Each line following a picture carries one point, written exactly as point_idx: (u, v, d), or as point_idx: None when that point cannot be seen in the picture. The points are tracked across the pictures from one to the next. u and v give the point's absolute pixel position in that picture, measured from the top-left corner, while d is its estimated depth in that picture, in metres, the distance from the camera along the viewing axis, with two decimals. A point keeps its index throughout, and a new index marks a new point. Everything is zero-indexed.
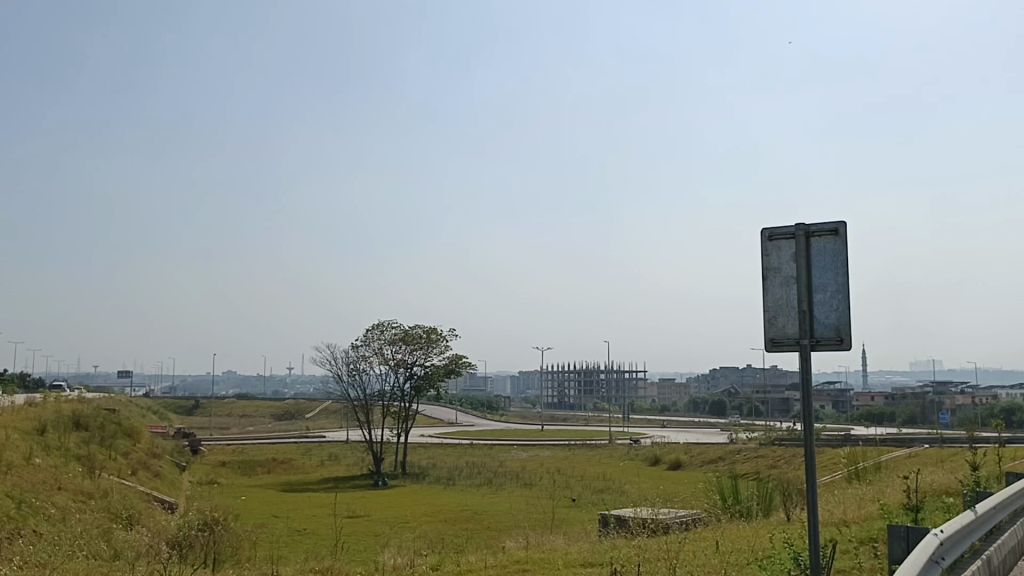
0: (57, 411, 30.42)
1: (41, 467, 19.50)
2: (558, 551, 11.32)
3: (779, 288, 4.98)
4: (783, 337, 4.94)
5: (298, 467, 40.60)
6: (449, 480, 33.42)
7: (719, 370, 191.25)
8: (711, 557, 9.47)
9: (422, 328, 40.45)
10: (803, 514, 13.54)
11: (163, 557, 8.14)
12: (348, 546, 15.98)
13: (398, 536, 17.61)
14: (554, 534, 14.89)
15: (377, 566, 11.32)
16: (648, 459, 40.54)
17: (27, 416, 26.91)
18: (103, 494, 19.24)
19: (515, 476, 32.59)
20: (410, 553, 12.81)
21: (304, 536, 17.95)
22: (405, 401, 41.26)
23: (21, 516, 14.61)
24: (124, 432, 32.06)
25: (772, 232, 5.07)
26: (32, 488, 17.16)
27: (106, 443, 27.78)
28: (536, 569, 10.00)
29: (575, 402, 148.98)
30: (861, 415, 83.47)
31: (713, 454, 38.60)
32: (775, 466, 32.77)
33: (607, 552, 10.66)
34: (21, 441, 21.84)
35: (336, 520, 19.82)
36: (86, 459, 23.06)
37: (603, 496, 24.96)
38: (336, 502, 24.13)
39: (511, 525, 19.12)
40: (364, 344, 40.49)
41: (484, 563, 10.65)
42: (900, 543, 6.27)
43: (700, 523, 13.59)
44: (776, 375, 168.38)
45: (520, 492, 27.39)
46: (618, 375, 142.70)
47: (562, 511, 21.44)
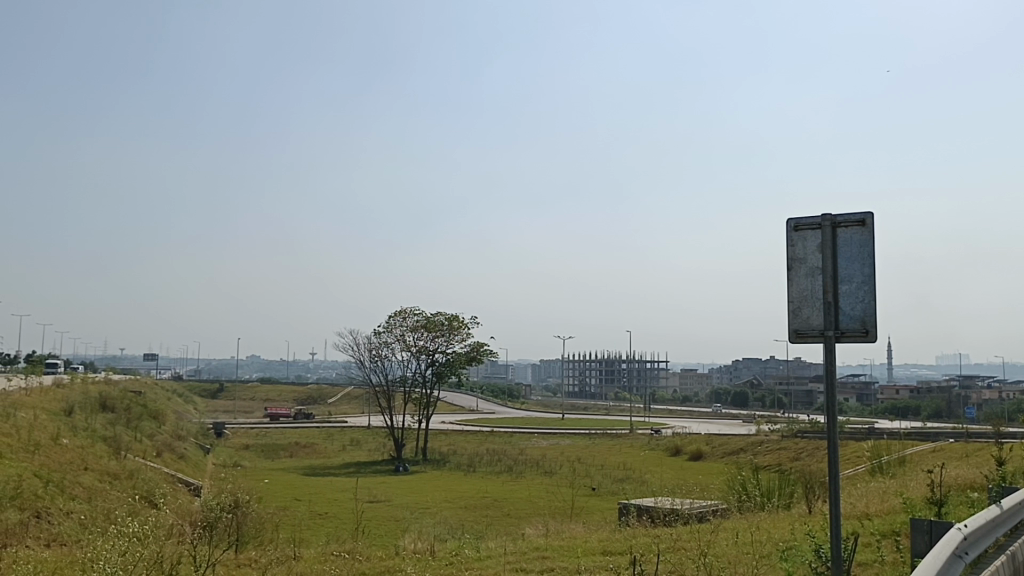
0: (84, 393, 30.88)
1: (69, 447, 19.80)
2: (579, 539, 11.34)
3: (804, 279, 4.95)
4: (807, 328, 4.91)
5: (320, 452, 40.96)
6: (470, 467, 33.55)
7: (742, 361, 190.21)
8: (732, 547, 9.48)
9: (444, 315, 40.52)
10: (826, 507, 13.48)
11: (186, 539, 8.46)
12: (368, 531, 16.03)
13: (418, 521, 17.65)
14: (575, 523, 14.89)
15: (396, 550, 11.44)
16: (669, 450, 40.37)
17: (54, 398, 27.33)
18: (128, 475, 19.45)
19: (536, 465, 32.57)
20: (431, 539, 12.94)
21: (326, 520, 18.12)
22: (427, 387, 41.37)
23: (48, 496, 14.81)
24: (150, 414, 32.48)
25: (799, 222, 5.03)
26: (60, 468, 17.44)
27: (132, 425, 28.12)
28: (556, 556, 10.06)
29: (596, 391, 148.85)
30: (886, 409, 82.40)
31: (735, 445, 38.37)
32: (798, 459, 32.45)
33: (627, 541, 10.68)
34: (49, 421, 22.16)
35: (357, 505, 19.97)
36: (113, 441, 23.35)
37: (622, 485, 24.92)
38: (358, 488, 24.27)
39: (532, 513, 19.16)
40: (387, 330, 40.70)
41: (503, 550, 10.71)
42: (923, 536, 6.24)
43: (723, 513, 13.53)
44: (800, 367, 167.02)
45: (540, 481, 27.40)
46: (639, 365, 142.66)
47: (582, 500, 21.37)
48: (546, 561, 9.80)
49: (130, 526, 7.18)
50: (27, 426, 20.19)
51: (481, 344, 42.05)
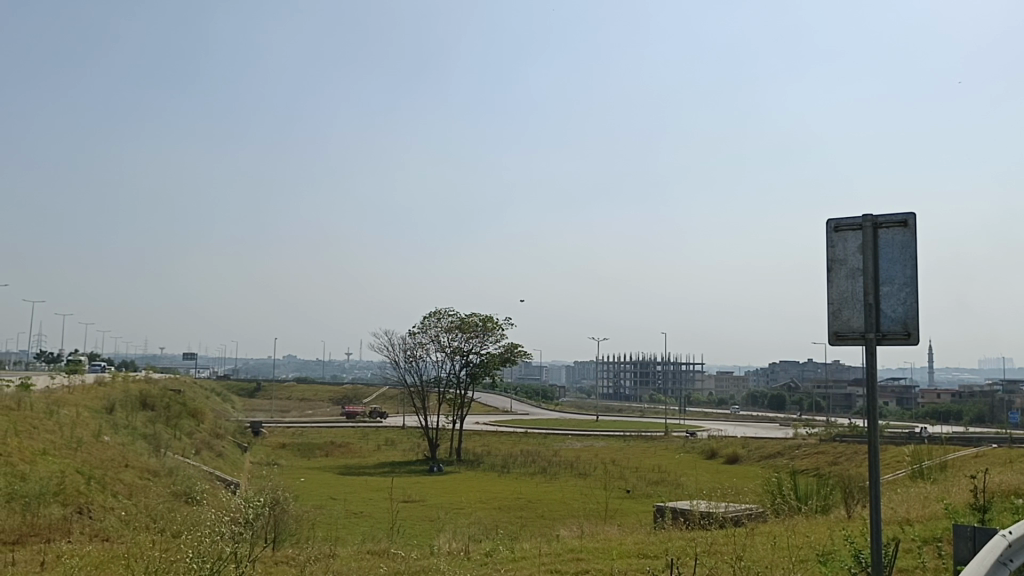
0: (126, 391, 31.42)
1: (110, 444, 20.12)
2: (613, 542, 11.28)
3: (844, 280, 4.86)
4: (847, 330, 4.84)
5: (355, 451, 41.24)
6: (504, 467, 33.60)
7: (779, 364, 188.36)
8: (769, 551, 9.38)
9: (479, 316, 40.54)
10: (866, 512, 13.27)
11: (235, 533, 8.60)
12: (403, 530, 16.08)
13: (452, 521, 17.69)
14: (610, 524, 14.89)
15: (432, 550, 11.45)
16: (704, 453, 40.07)
17: (97, 395, 27.86)
18: (168, 472, 19.71)
19: (569, 466, 32.51)
20: (466, 539, 12.97)
21: (361, 519, 18.25)
22: (461, 387, 41.46)
23: (90, 492, 15.04)
24: (189, 412, 32.94)
25: (838, 222, 4.96)
26: (101, 465, 17.74)
27: (171, 423, 28.54)
28: (591, 558, 10.03)
29: (630, 392, 148.27)
30: (927, 414, 81.03)
31: (772, 449, 37.97)
32: (836, 463, 32.05)
33: (662, 543, 10.65)
34: (91, 419, 22.56)
35: (392, 505, 20.02)
36: (153, 438, 23.70)
37: (657, 488, 24.79)
38: (393, 487, 24.38)
39: (566, 515, 19.14)
40: (421, 331, 40.89)
41: (538, 551, 10.69)
42: (966, 543, 6.10)
43: (760, 517, 13.40)
44: (838, 370, 165.09)
45: (575, 482, 27.38)
46: (674, 367, 142.00)
47: (617, 502, 21.28)
48: (581, 562, 9.76)
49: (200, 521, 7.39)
50: (69, 423, 20.56)
51: (515, 345, 42.03)
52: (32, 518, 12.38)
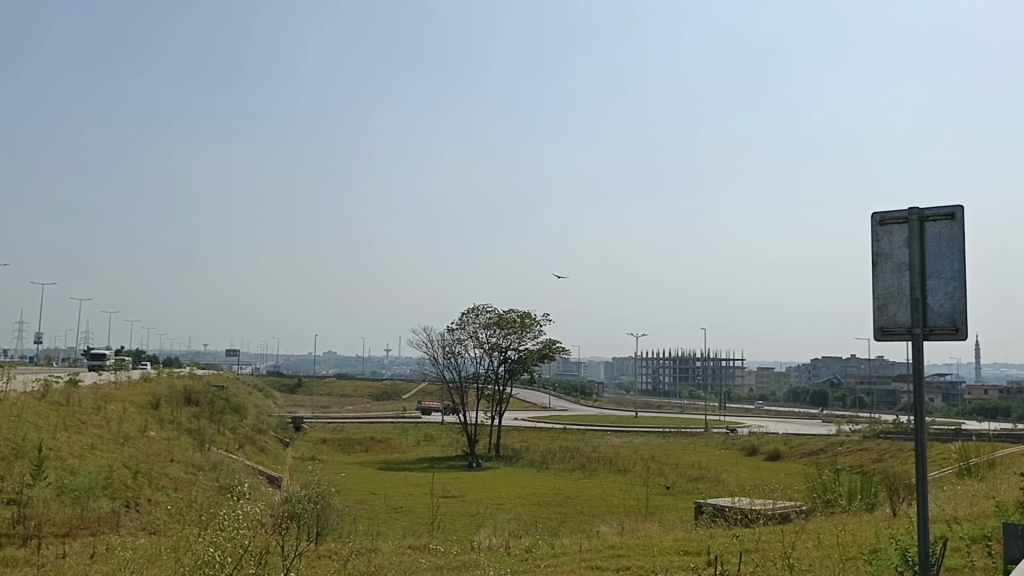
0: (171, 387, 31.98)
1: (156, 439, 20.48)
2: (652, 539, 11.21)
3: (890, 274, 4.78)
4: (893, 325, 4.75)
5: (395, 447, 41.56)
6: (542, 464, 33.61)
7: (822, 361, 186.11)
8: (814, 550, 9.24)
9: (516, 312, 40.51)
10: (912, 510, 13.05)
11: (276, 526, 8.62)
12: (443, 525, 16.15)
13: (492, 517, 17.74)
14: (650, 521, 14.85)
15: (473, 545, 11.52)
16: (745, 449, 39.69)
17: (143, 391, 28.37)
18: (212, 467, 19.99)
19: (608, 462, 32.43)
20: (506, 534, 13.00)
21: (401, 514, 18.38)
22: (500, 383, 41.55)
23: (136, 486, 15.32)
24: (232, 408, 33.48)
25: (884, 216, 4.87)
26: (148, 459, 18.06)
27: (215, 418, 28.99)
28: (632, 554, 9.99)
29: (669, 388, 147.54)
30: (974, 410, 79.56)
31: (815, 445, 37.51)
32: (880, 460, 31.58)
33: (703, 540, 10.61)
34: (137, 415, 22.97)
35: (432, 500, 20.14)
36: (197, 433, 24.09)
37: (697, 484, 24.66)
38: (433, 483, 24.52)
39: (606, 511, 19.10)
40: (460, 327, 41.01)
41: (578, 547, 10.69)
42: (1016, 542, 5.96)
43: (803, 515, 13.22)
44: (882, 366, 162.65)
45: (614, 478, 27.31)
46: (713, 363, 140.98)
47: (657, 499, 21.20)
48: (622, 559, 9.72)
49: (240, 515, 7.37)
50: (117, 418, 20.98)
51: (553, 340, 41.97)
52: (82, 511, 12.63)
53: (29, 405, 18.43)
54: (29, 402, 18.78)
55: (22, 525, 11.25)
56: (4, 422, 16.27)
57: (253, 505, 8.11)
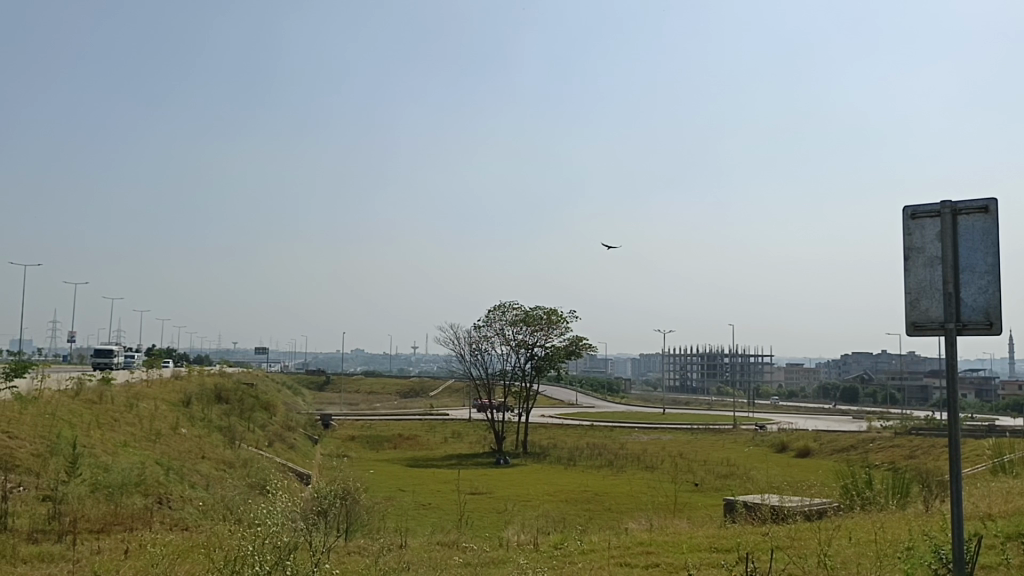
0: (201, 385, 32.35)
1: (187, 436, 20.74)
2: (682, 536, 11.16)
3: (922, 269, 4.71)
4: (926, 320, 4.69)
5: (423, 444, 41.70)
6: (570, 460, 33.60)
7: (852, 357, 184.32)
8: (848, 547, 9.16)
9: (543, 309, 40.47)
10: (946, 508, 12.89)
11: (308, 520, 8.68)
12: (472, 522, 16.22)
13: (520, 514, 17.75)
14: (679, 518, 14.81)
15: (501, 541, 11.54)
16: (775, 446, 39.39)
17: (175, 389, 28.73)
18: (242, 463, 20.20)
19: (636, 459, 32.35)
20: (534, 531, 13.03)
21: (429, 510, 18.46)
22: (526, 380, 41.56)
23: (168, 483, 15.51)
24: (262, 405, 33.79)
25: (916, 209, 4.80)
26: (180, 456, 18.29)
27: (245, 415, 29.30)
28: (661, 552, 9.96)
29: (697, 384, 146.90)
30: (1009, 406, 78.41)
31: (846, 442, 37.18)
32: (912, 456, 31.21)
33: (733, 538, 10.55)
34: (169, 412, 23.27)
35: (460, 496, 20.19)
36: (228, 430, 24.35)
37: (726, 481, 24.55)
38: (460, 480, 24.59)
39: (634, 508, 19.07)
40: (486, 324, 41.04)
41: (607, 543, 10.68)
42: None
43: (836, 512, 13.11)
44: (914, 362, 160.63)
45: (642, 475, 27.24)
46: (742, 360, 140.04)
47: (686, 496, 21.13)
48: (652, 555, 9.71)
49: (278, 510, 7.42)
50: (148, 415, 21.25)
51: (579, 337, 41.90)
52: (116, 507, 12.82)
53: (63, 403, 18.72)
54: (63, 401, 19.07)
55: (57, 521, 11.42)
56: (39, 420, 16.52)
57: (285, 502, 8.17)
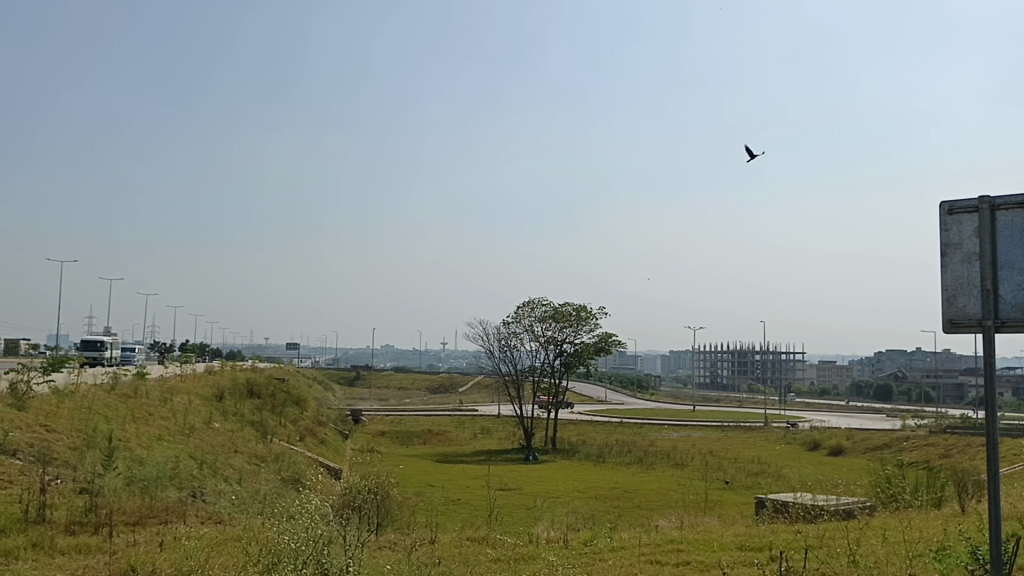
0: (234, 380, 32.73)
1: (220, 430, 20.97)
2: (713, 534, 11.05)
3: (959, 265, 4.64)
4: (963, 317, 4.62)
5: (452, 439, 41.87)
6: (599, 457, 33.51)
7: (886, 354, 182.25)
8: (881, 546, 9.06)
9: (572, 305, 40.33)
10: (982, 507, 12.69)
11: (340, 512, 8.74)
12: (501, 518, 16.25)
13: (549, 510, 17.77)
14: (710, 516, 14.72)
15: (531, 537, 11.55)
16: (806, 444, 38.97)
17: (208, 383, 29.11)
18: (274, 458, 20.37)
19: (666, 457, 32.17)
20: (564, 527, 13.04)
21: (458, 506, 18.50)
22: (555, 377, 41.48)
23: (201, 476, 15.71)
24: (293, 400, 34.20)
25: (953, 205, 4.72)
26: (213, 450, 18.51)
27: (277, 410, 29.57)
28: (691, 550, 9.89)
29: (728, 381, 146.06)
30: None
31: (879, 441, 36.75)
32: (948, 455, 30.73)
33: (765, 537, 10.43)
34: (203, 406, 23.54)
35: (490, 492, 20.21)
36: (260, 425, 24.63)
37: (757, 479, 24.35)
38: (490, 475, 24.61)
39: (664, 505, 18.97)
40: (515, 321, 41.09)
41: (637, 541, 10.61)
42: None
43: (869, 511, 12.93)
44: (949, 360, 158.32)
45: (672, 473, 27.08)
46: (774, 357, 138.96)
47: (716, 494, 20.99)
48: (682, 554, 9.64)
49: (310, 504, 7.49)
50: (182, 410, 21.53)
51: (609, 334, 41.71)
52: (151, 500, 12.97)
53: (99, 397, 19.01)
54: (99, 394, 19.38)
55: (94, 513, 11.60)
56: (76, 413, 16.82)
57: (317, 495, 8.23)
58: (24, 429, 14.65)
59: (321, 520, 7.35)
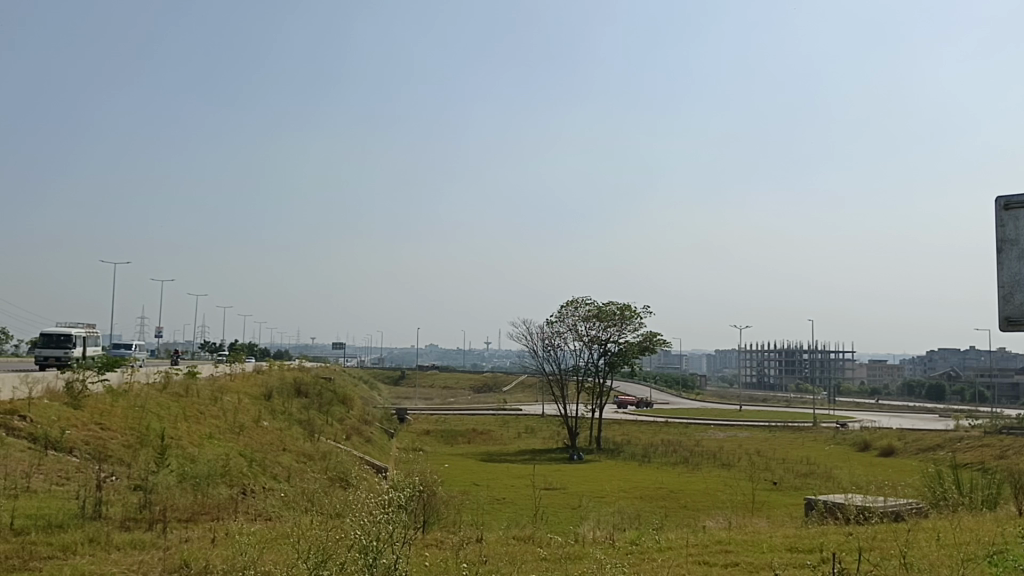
0: (282, 379, 33.17)
1: (268, 429, 21.29)
2: (761, 535, 10.96)
3: (1017, 263, 4.53)
4: (1021, 315, 4.51)
5: (497, 438, 41.96)
6: (644, 457, 33.34)
7: (939, 353, 178.58)
8: (936, 548, 8.91)
9: (616, 304, 40.10)
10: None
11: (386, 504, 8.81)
12: (547, 517, 16.22)
13: (595, 510, 17.73)
14: (759, 517, 14.60)
15: (577, 536, 11.57)
16: (856, 445, 38.35)
17: (256, 382, 29.53)
18: (322, 456, 20.61)
19: (712, 457, 31.88)
20: (610, 527, 13.03)
21: (504, 505, 18.54)
22: (599, 376, 41.31)
23: (251, 474, 15.94)
24: (340, 399, 34.55)
25: (1010, 200, 4.60)
26: (262, 448, 18.83)
27: (324, 409, 29.89)
28: (739, 550, 9.81)
29: (775, 381, 144.23)
30: None
31: (932, 441, 36.07)
32: (1003, 456, 30.05)
33: (816, 538, 10.31)
34: (252, 405, 23.89)
35: (535, 492, 20.20)
36: (307, 423, 24.93)
37: (806, 480, 24.06)
38: (535, 475, 24.62)
39: (711, 505, 18.82)
40: (559, 320, 41.10)
41: (685, 541, 10.54)
42: None
43: (925, 513, 12.73)
44: (1005, 359, 154.60)
45: (719, 473, 26.86)
46: (823, 356, 136.93)
47: (763, 494, 20.75)
48: (730, 554, 9.56)
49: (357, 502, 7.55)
50: (232, 408, 21.89)
51: (654, 333, 41.41)
52: (203, 498, 13.19)
53: (152, 396, 19.40)
54: (151, 393, 19.78)
55: (148, 509, 11.84)
56: (130, 412, 17.19)
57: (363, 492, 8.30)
58: (80, 428, 15.00)
59: (366, 517, 7.40)
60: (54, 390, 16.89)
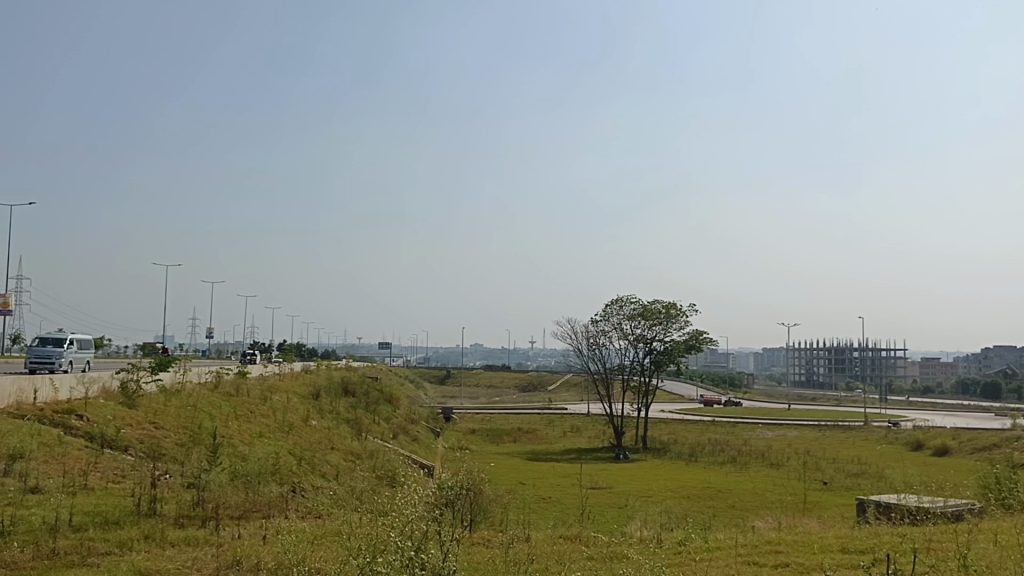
0: (329, 378, 33.50)
1: (316, 428, 21.53)
2: (813, 535, 10.84)
3: None
4: None
5: (543, 437, 41.91)
6: (691, 456, 33.04)
7: (995, 351, 174.37)
8: (995, 550, 8.72)
9: (661, 303, 39.80)
10: None
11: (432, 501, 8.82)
12: (594, 517, 16.20)
13: (642, 509, 17.57)
14: (809, 517, 14.41)
15: (624, 535, 11.52)
16: (909, 444, 37.59)
17: (304, 382, 29.87)
18: (369, 454, 20.77)
19: (761, 456, 31.51)
20: (656, 527, 12.93)
21: (550, 504, 18.53)
22: (645, 374, 41.03)
23: (301, 472, 16.16)
24: (386, 398, 34.78)
25: None
26: (311, 446, 19.07)
27: (371, 408, 30.11)
28: (791, 551, 9.70)
29: (824, 380, 141.94)
30: None
31: (987, 441, 35.21)
32: None
33: (870, 539, 10.15)
34: (300, 405, 24.17)
35: (582, 491, 20.13)
36: (355, 422, 25.13)
37: (857, 480, 23.66)
38: (581, 475, 24.55)
39: (760, 506, 18.58)
40: (604, 319, 40.99)
41: (735, 541, 10.45)
42: None
43: (982, 513, 12.44)
44: None
45: (767, 473, 26.54)
46: (874, 354, 134.47)
47: (814, 494, 20.45)
48: (781, 555, 9.46)
49: (402, 499, 7.56)
50: (281, 408, 22.16)
51: (700, 333, 41.01)
52: (254, 495, 13.41)
53: (202, 395, 19.75)
54: (203, 392, 20.14)
55: (201, 507, 12.06)
56: (183, 411, 17.53)
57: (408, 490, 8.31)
58: (135, 427, 15.32)
59: (412, 514, 7.39)
60: (110, 390, 17.24)
